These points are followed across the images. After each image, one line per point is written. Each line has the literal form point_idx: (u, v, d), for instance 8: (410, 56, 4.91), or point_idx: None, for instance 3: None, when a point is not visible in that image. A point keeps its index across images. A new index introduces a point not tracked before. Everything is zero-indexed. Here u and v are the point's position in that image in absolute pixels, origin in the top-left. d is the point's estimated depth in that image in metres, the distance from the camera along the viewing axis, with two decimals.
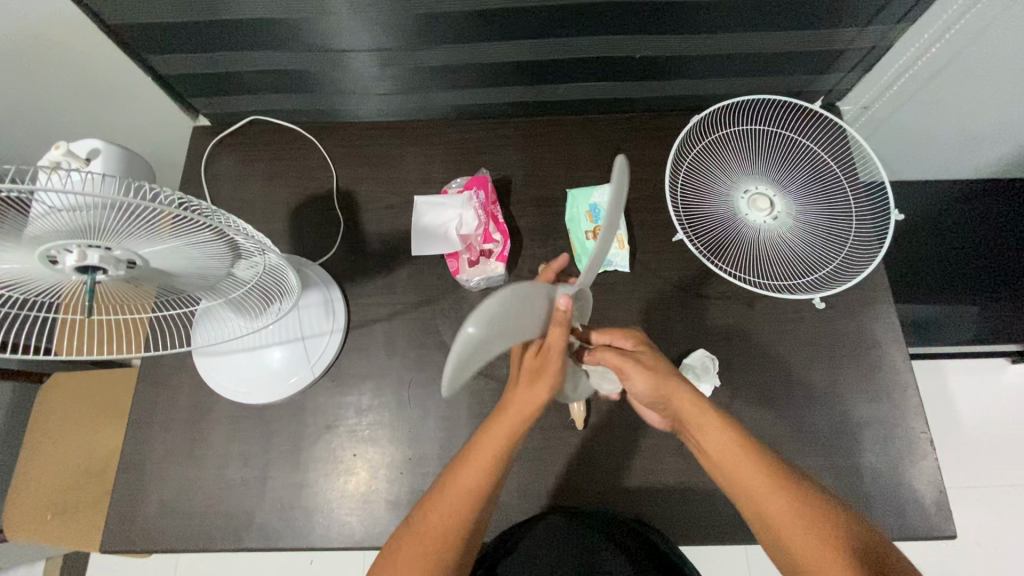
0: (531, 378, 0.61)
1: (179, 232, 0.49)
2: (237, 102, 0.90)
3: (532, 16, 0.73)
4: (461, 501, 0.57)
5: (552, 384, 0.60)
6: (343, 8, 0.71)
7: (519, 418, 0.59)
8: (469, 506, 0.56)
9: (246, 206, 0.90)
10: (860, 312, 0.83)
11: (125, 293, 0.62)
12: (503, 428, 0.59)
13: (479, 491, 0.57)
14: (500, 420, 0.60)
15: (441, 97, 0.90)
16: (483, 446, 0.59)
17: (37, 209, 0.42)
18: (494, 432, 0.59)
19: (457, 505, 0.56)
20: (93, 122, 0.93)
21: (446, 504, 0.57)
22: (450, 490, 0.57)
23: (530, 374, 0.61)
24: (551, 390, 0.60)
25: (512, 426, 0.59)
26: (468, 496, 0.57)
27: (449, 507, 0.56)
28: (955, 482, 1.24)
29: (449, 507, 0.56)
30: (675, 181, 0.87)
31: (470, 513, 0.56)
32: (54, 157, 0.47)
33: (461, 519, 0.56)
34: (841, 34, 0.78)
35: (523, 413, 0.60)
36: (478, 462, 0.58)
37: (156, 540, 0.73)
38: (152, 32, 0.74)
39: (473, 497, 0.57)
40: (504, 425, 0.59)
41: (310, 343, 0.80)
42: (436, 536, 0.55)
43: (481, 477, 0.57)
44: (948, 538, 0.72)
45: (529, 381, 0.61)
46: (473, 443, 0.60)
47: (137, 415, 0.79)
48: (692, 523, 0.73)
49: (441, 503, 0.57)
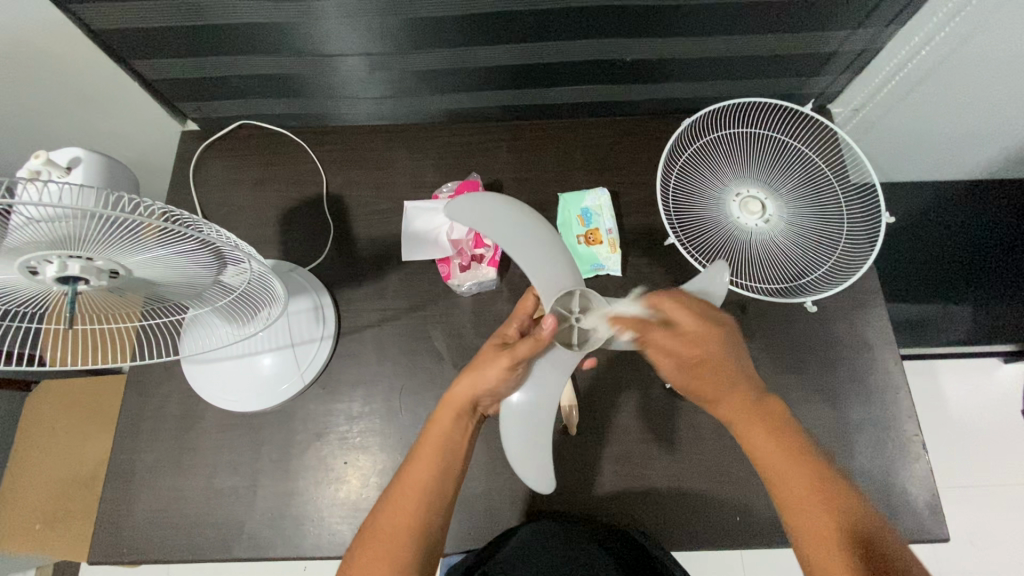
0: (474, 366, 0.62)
1: (163, 242, 0.48)
2: (227, 107, 0.89)
3: (522, 20, 0.72)
4: (412, 499, 0.56)
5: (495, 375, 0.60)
6: (329, 13, 0.70)
7: (457, 407, 0.61)
8: (420, 501, 0.56)
9: (235, 212, 0.89)
10: (852, 314, 0.83)
11: (110, 303, 0.61)
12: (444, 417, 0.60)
13: (430, 482, 0.57)
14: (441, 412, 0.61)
15: (431, 101, 0.89)
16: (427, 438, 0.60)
17: (16, 220, 0.41)
18: (435, 428, 0.60)
19: (408, 501, 0.56)
20: (79, 127, 0.92)
21: (398, 502, 0.56)
22: (400, 488, 0.57)
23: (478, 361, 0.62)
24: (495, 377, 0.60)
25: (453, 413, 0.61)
26: (418, 490, 0.57)
27: (402, 501, 0.56)
28: (949, 482, 1.25)
29: (400, 506, 0.56)
30: (667, 185, 0.87)
31: (423, 507, 0.56)
32: (34, 166, 0.46)
33: (414, 513, 0.55)
34: (831, 37, 0.78)
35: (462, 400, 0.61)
36: (423, 456, 0.58)
37: (144, 551, 0.72)
38: (137, 36, 0.73)
39: (423, 491, 0.57)
40: (445, 414, 0.61)
41: (300, 349, 0.79)
42: (392, 535, 0.54)
43: (430, 470, 0.58)
44: (941, 541, 0.72)
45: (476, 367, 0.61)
46: (418, 440, 0.61)
47: (124, 424, 0.78)
48: (686, 528, 0.73)
49: (391, 505, 0.56)
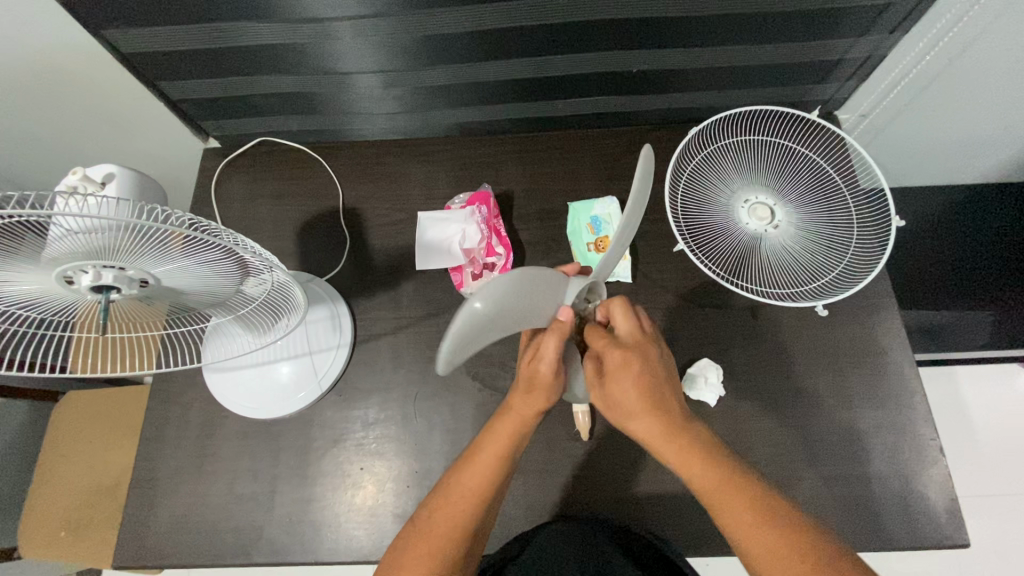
0: (525, 390, 0.61)
1: (191, 251, 0.51)
2: (247, 124, 0.92)
3: (531, 36, 0.75)
4: (465, 504, 0.57)
5: (549, 397, 0.61)
6: (347, 33, 0.73)
7: (518, 421, 0.61)
8: (474, 508, 0.57)
9: (255, 225, 0.92)
10: (864, 319, 0.83)
11: (137, 311, 0.63)
12: (507, 427, 0.61)
13: (485, 492, 0.58)
14: (503, 423, 0.61)
15: (443, 115, 0.92)
16: (488, 445, 0.60)
17: (56, 231, 0.44)
18: (495, 436, 0.61)
19: (462, 505, 0.57)
20: (107, 145, 0.96)
21: (449, 505, 0.57)
22: (454, 491, 0.58)
23: (524, 383, 0.61)
24: (546, 399, 0.61)
25: (516, 427, 0.61)
26: (472, 496, 0.57)
27: (452, 506, 0.57)
28: (971, 491, 1.22)
29: (453, 509, 0.57)
30: (675, 193, 0.88)
31: (475, 514, 0.57)
32: (72, 182, 0.49)
33: (467, 518, 0.57)
34: (835, 45, 0.79)
35: (525, 412, 0.61)
36: (484, 463, 0.59)
37: (167, 555, 0.74)
38: (163, 60, 0.77)
39: (478, 498, 0.57)
40: (505, 426, 0.61)
41: (317, 357, 0.81)
42: (442, 535, 0.56)
43: (485, 479, 0.58)
44: (961, 547, 0.71)
45: (524, 392, 0.61)
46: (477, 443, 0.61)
47: (148, 431, 0.80)
48: (700, 534, 0.73)
49: (443, 508, 0.57)
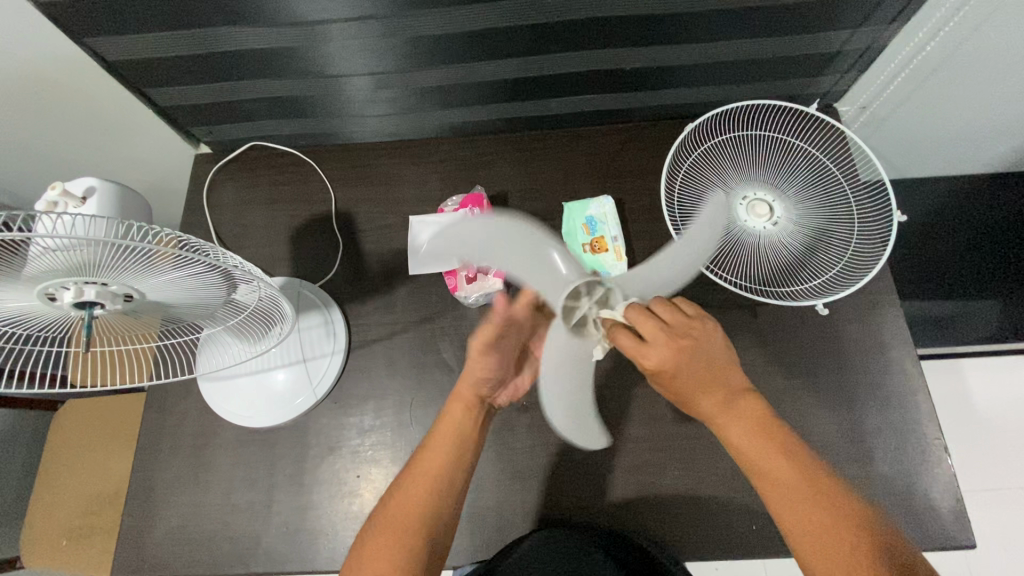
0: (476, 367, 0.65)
1: (174, 265, 0.50)
2: (238, 130, 0.91)
3: (521, 35, 0.73)
4: (425, 482, 0.58)
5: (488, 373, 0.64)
6: (334, 36, 0.72)
7: (467, 403, 0.64)
8: (433, 484, 0.58)
9: (247, 231, 0.91)
10: (866, 316, 0.81)
11: (126, 325, 0.62)
12: (464, 407, 0.64)
13: (444, 466, 0.60)
14: (460, 401, 0.65)
15: (436, 117, 0.90)
16: (445, 425, 0.63)
17: (33, 250, 0.43)
18: (454, 417, 0.64)
19: (422, 482, 0.58)
20: (97, 153, 0.96)
21: (411, 484, 0.58)
22: (416, 470, 0.59)
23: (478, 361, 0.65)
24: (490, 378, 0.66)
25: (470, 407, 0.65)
26: (431, 474, 0.59)
27: (413, 484, 0.58)
28: (979, 485, 1.21)
29: (415, 487, 0.57)
30: (671, 191, 0.87)
31: (433, 491, 0.58)
32: (51, 198, 0.48)
33: (428, 496, 0.57)
34: (833, 36, 0.77)
35: (474, 390, 0.65)
36: (441, 439, 0.62)
37: (164, 566, 0.74)
38: (150, 68, 0.76)
39: (438, 473, 0.59)
40: (464, 406, 0.64)
41: (311, 365, 0.81)
42: (405, 514, 0.55)
43: (445, 454, 0.60)
44: (966, 547, 0.70)
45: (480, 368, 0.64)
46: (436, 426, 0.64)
47: (143, 442, 0.80)
48: (699, 538, 0.72)
49: (406, 489, 0.58)
